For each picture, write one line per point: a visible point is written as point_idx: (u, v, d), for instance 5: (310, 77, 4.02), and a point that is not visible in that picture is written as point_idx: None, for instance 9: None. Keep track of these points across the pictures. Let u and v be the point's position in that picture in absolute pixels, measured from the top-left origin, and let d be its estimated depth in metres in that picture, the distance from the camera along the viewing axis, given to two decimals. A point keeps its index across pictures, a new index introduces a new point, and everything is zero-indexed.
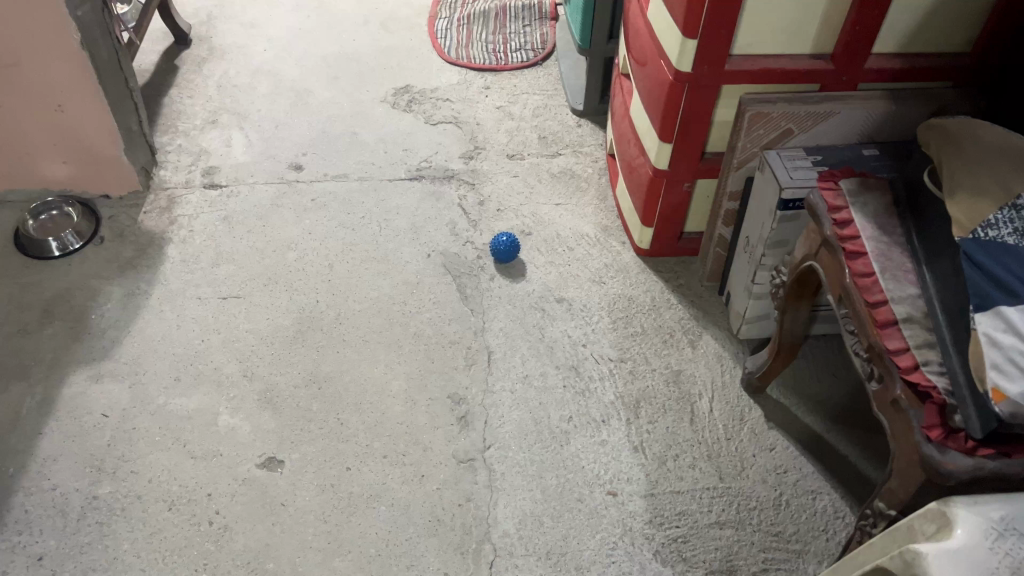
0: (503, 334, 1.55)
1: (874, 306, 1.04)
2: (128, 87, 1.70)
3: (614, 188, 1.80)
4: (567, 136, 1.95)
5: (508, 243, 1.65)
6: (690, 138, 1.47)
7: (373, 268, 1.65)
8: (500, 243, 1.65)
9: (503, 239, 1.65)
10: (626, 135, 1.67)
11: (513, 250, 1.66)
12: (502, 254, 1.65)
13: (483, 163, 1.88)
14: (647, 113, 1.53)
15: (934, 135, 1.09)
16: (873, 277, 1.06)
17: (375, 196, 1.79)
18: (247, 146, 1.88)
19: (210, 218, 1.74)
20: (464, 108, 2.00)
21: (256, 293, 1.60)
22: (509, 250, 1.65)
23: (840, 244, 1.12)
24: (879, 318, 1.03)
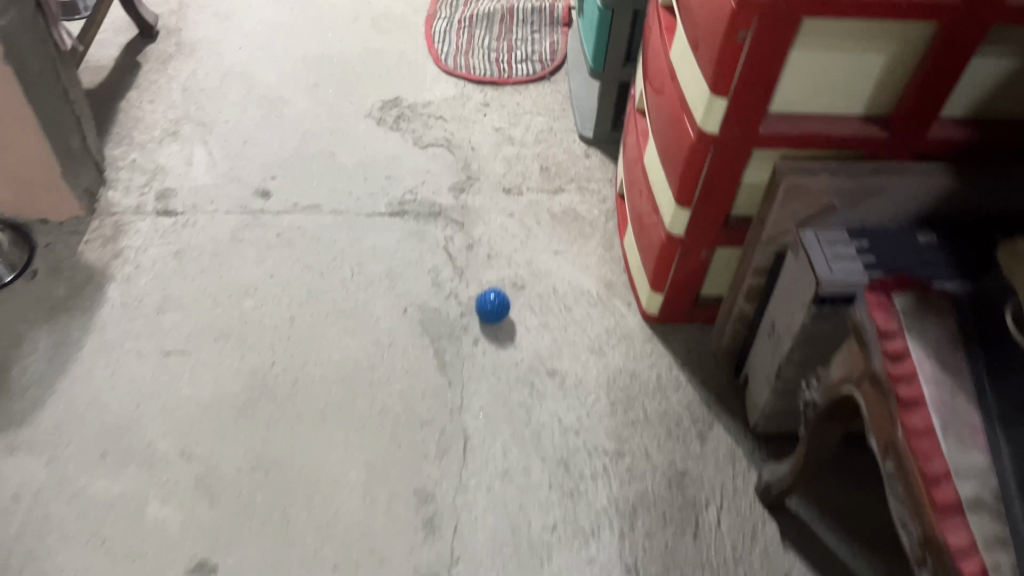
0: (483, 414, 1.34)
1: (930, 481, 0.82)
2: (70, 101, 1.48)
3: (623, 237, 1.58)
4: (573, 168, 1.72)
5: (496, 299, 1.45)
6: (712, 205, 1.25)
7: (340, 323, 1.45)
8: (487, 300, 1.45)
9: (491, 295, 1.46)
10: (638, 183, 1.44)
11: (501, 311, 1.45)
12: (488, 313, 1.44)
13: (474, 197, 1.66)
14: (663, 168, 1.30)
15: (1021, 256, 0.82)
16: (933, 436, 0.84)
17: (350, 233, 1.58)
18: (210, 165, 1.66)
19: (161, 253, 1.53)
20: (459, 128, 1.77)
21: (205, 350, 1.40)
22: (497, 309, 1.45)
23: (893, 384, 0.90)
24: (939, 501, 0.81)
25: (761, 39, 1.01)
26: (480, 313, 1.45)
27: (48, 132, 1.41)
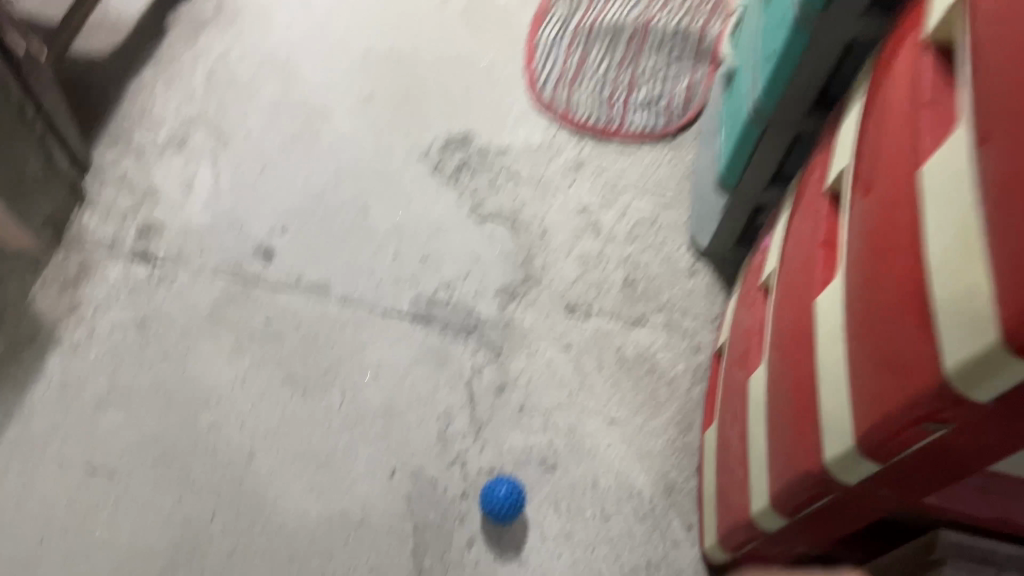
0: None
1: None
2: (19, 114, 1.14)
3: (704, 425, 1.16)
4: (667, 291, 1.28)
5: (510, 496, 1.09)
6: (822, 527, 0.82)
7: (309, 476, 1.13)
8: (496, 492, 1.09)
9: (503, 487, 1.10)
10: (734, 397, 1.01)
11: (511, 514, 1.09)
12: (494, 513, 1.09)
13: (525, 311, 1.25)
14: (767, 430, 0.88)
15: None
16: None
17: (355, 335, 1.23)
18: (212, 197, 1.32)
19: (123, 317, 1.23)
20: (532, 198, 1.34)
21: (139, 478, 1.12)
22: (506, 511, 1.09)
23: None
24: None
25: (966, 430, 0.56)
26: (484, 506, 1.10)
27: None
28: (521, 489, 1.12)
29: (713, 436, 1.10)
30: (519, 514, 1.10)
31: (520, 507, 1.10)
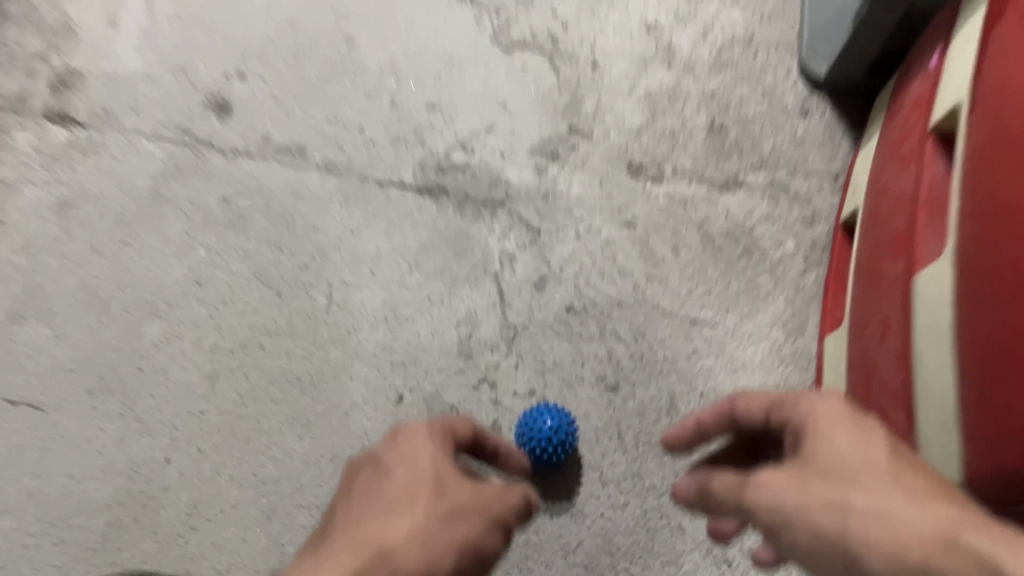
0: None
1: (820, 467, 0.52)
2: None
3: (823, 332, 0.84)
4: (769, 140, 0.92)
5: (555, 431, 0.79)
6: None
7: (290, 404, 0.86)
8: (534, 426, 0.80)
9: (546, 420, 0.79)
10: (880, 305, 0.69)
11: (556, 456, 0.80)
12: (534, 454, 0.80)
13: (572, 174, 0.92)
14: (956, 359, 0.56)
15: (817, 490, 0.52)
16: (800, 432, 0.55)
17: (343, 215, 0.91)
18: (147, 31, 0.98)
19: (39, 199, 0.92)
20: (578, 14, 0.98)
21: (73, 413, 0.85)
22: (549, 452, 0.79)
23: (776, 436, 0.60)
24: (835, 487, 0.50)
25: None
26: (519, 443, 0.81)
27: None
28: (571, 420, 0.82)
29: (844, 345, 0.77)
30: (568, 454, 0.81)
31: (570, 446, 0.81)
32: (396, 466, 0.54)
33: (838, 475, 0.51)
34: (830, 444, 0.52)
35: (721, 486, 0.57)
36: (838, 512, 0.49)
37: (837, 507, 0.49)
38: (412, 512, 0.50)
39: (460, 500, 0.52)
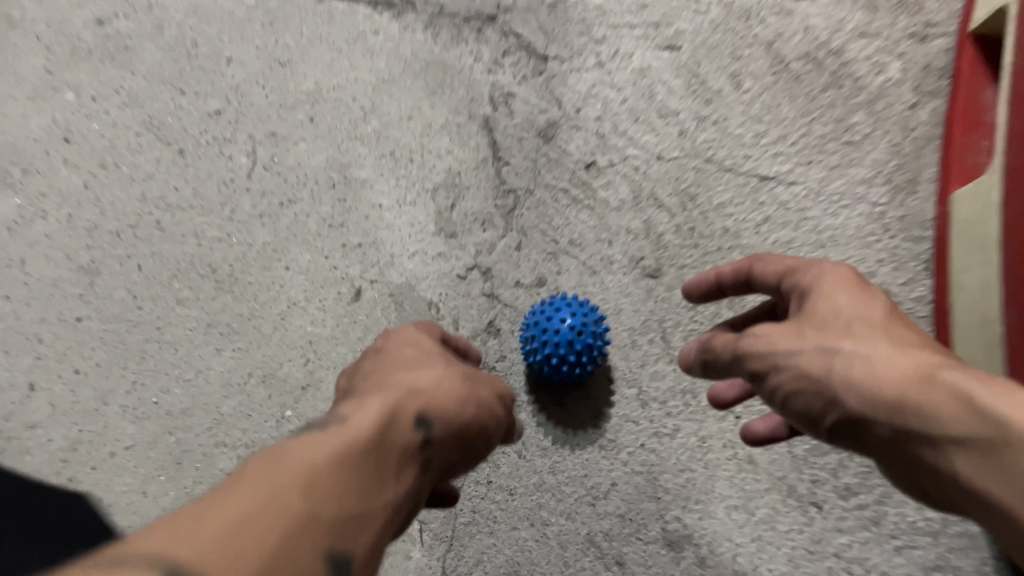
0: None
1: (805, 315, 0.39)
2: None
3: (944, 186, 0.60)
4: None
5: (575, 335, 0.55)
6: None
7: (202, 306, 0.61)
8: (546, 323, 0.56)
9: (557, 317, 0.56)
10: None
11: (574, 368, 0.56)
12: (542, 361, 0.56)
13: None
14: None
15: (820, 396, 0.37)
16: (796, 280, 0.42)
17: (268, 41, 0.65)
18: None
19: None
20: None
21: None
22: (563, 363, 0.56)
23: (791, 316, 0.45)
24: (815, 326, 0.38)
25: None
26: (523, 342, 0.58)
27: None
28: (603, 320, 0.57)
29: (995, 198, 0.52)
30: (591, 368, 0.57)
31: (597, 357, 0.57)
32: (398, 345, 0.41)
33: (823, 315, 0.38)
34: (821, 285, 0.40)
35: (712, 343, 0.43)
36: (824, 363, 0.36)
37: (820, 352, 0.37)
38: (447, 368, 0.38)
39: (469, 368, 0.40)
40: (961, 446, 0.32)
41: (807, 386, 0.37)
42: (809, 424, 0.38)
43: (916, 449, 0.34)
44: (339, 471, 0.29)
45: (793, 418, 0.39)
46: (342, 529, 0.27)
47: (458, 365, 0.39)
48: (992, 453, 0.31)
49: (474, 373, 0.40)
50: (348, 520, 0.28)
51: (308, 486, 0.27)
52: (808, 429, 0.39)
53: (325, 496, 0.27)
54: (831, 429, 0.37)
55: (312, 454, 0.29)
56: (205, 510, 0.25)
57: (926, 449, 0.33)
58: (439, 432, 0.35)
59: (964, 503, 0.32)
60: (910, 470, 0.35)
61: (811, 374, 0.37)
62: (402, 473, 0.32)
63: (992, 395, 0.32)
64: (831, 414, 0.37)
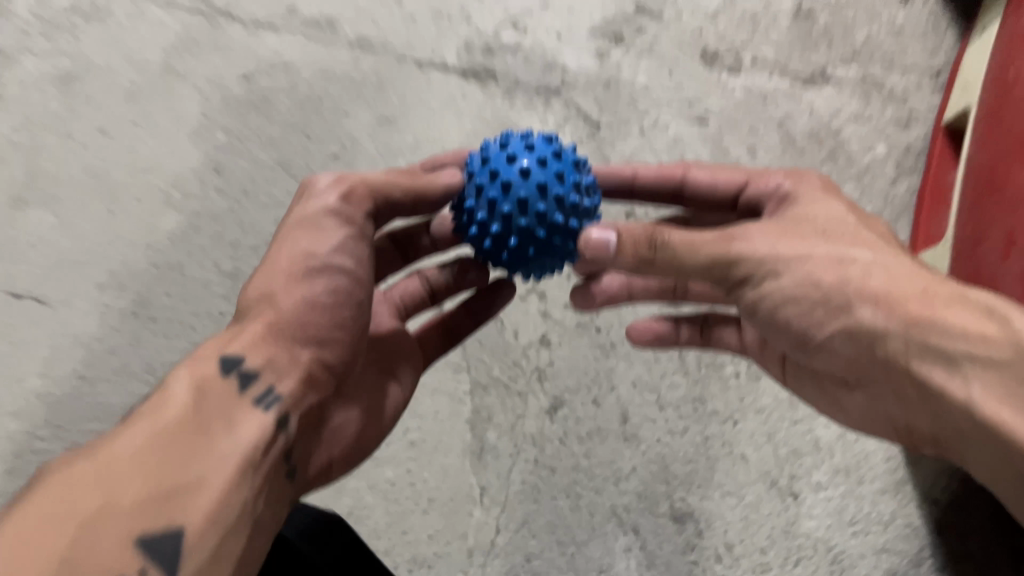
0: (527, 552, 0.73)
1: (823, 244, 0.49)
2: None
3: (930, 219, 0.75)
4: (863, 28, 0.82)
5: (553, 149, 0.53)
6: None
7: None
8: (503, 143, 0.53)
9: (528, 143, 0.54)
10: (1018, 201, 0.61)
11: (544, 188, 0.51)
12: (498, 187, 0.51)
13: (637, 61, 0.81)
14: None
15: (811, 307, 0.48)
16: (752, 186, 0.60)
17: (378, 100, 0.81)
18: None
19: (43, 73, 0.84)
20: None
21: (79, 309, 0.79)
22: (531, 169, 0.51)
23: (729, 208, 0.63)
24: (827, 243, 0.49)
25: None
26: (473, 187, 0.52)
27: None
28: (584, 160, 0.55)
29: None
30: (568, 204, 0.51)
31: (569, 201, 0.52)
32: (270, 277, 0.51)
33: (835, 235, 0.50)
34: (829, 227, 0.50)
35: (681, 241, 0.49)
36: (843, 282, 0.46)
37: (841, 279, 0.46)
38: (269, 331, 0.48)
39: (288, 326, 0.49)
40: (974, 368, 0.41)
41: (814, 292, 0.47)
42: (816, 325, 0.48)
43: (912, 357, 0.44)
44: (152, 472, 0.37)
45: (789, 321, 0.50)
46: (167, 503, 0.37)
47: (278, 339, 0.48)
48: (1002, 371, 0.40)
49: (314, 219, 0.52)
50: (171, 496, 0.37)
51: (115, 496, 0.36)
52: (810, 329, 0.49)
53: (152, 453, 0.38)
54: (833, 330, 0.47)
55: (127, 453, 0.37)
56: (40, 508, 0.34)
57: (941, 368, 0.42)
58: (246, 404, 0.44)
59: (966, 418, 0.42)
60: (897, 373, 0.45)
61: (821, 284, 0.47)
62: (238, 430, 0.43)
63: (989, 324, 0.42)
64: (838, 318, 0.47)
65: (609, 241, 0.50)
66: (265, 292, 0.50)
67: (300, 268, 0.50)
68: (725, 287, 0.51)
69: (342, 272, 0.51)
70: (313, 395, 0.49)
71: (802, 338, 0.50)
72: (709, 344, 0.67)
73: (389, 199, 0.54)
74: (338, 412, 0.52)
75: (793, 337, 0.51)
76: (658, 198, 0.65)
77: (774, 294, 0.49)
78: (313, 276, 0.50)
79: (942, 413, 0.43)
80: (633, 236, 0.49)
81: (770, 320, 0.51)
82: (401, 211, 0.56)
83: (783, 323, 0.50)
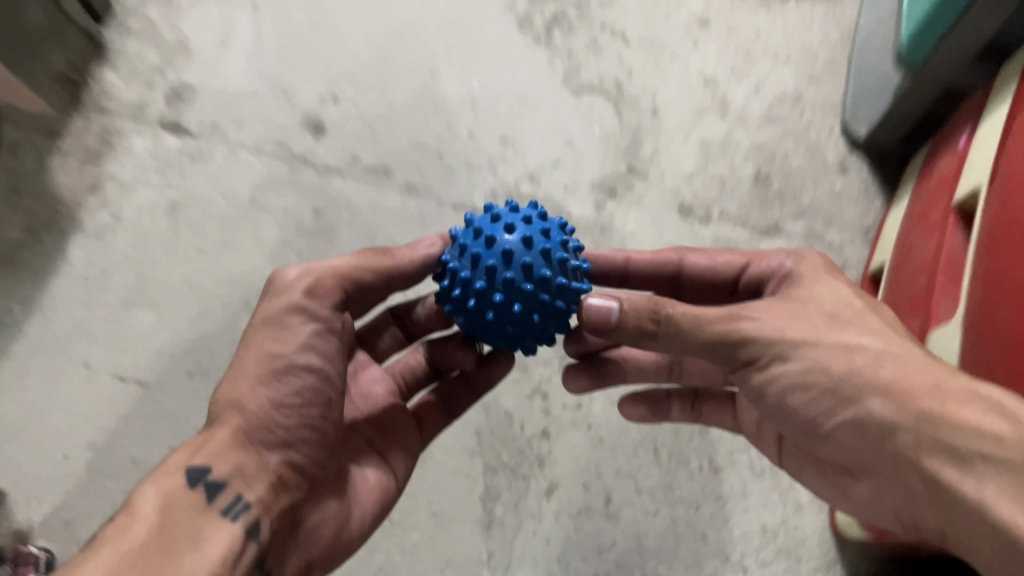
0: None
1: (832, 331, 0.57)
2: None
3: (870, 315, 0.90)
4: (809, 191, 1.03)
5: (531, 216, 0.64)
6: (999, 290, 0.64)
7: None
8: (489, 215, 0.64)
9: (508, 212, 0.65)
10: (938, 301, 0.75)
11: (527, 243, 0.61)
12: (477, 245, 0.62)
13: (628, 212, 1.01)
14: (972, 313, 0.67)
15: (820, 391, 0.57)
16: (751, 266, 0.72)
17: (419, 233, 1.02)
18: (253, 52, 1.11)
19: (153, 199, 1.05)
20: (644, 64, 1.08)
21: (172, 393, 0.98)
22: (512, 229, 0.61)
23: (728, 287, 0.76)
24: (837, 329, 0.57)
25: None
26: (463, 255, 0.63)
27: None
28: (558, 224, 0.66)
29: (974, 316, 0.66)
30: (548, 252, 0.61)
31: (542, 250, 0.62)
32: (234, 391, 0.62)
33: (841, 318, 0.58)
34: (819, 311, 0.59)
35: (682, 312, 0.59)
36: (855, 376, 0.55)
37: (852, 372, 0.55)
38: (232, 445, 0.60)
39: (249, 435, 0.61)
40: (989, 479, 0.48)
41: (827, 379, 0.56)
42: (827, 410, 0.57)
43: (922, 456, 0.52)
44: None
45: (800, 406, 0.58)
46: None
47: (243, 452, 0.60)
48: (1004, 477, 0.48)
49: (281, 321, 0.64)
50: None
51: None
52: (821, 414, 0.58)
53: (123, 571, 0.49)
54: (846, 417, 0.56)
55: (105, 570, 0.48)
56: None
57: (952, 470, 0.50)
58: (209, 513, 0.56)
59: (975, 515, 0.49)
60: (904, 464, 0.53)
61: (834, 373, 0.56)
62: (213, 533, 0.55)
63: (993, 429, 0.49)
64: (850, 405, 0.55)
65: (614, 309, 0.62)
66: (233, 400, 0.62)
67: (273, 372, 0.62)
68: (737, 365, 0.60)
69: (309, 370, 0.63)
70: (285, 497, 0.60)
71: (811, 419, 0.59)
72: (699, 418, 0.85)
73: (360, 282, 0.68)
74: (322, 496, 0.65)
75: (804, 421, 0.60)
76: (656, 282, 0.79)
77: (788, 377, 0.58)
78: (282, 377, 0.62)
79: (952, 507, 0.51)
80: (634, 310, 0.61)
81: (782, 401, 0.60)
82: (361, 287, 0.68)
83: (792, 405, 0.59)
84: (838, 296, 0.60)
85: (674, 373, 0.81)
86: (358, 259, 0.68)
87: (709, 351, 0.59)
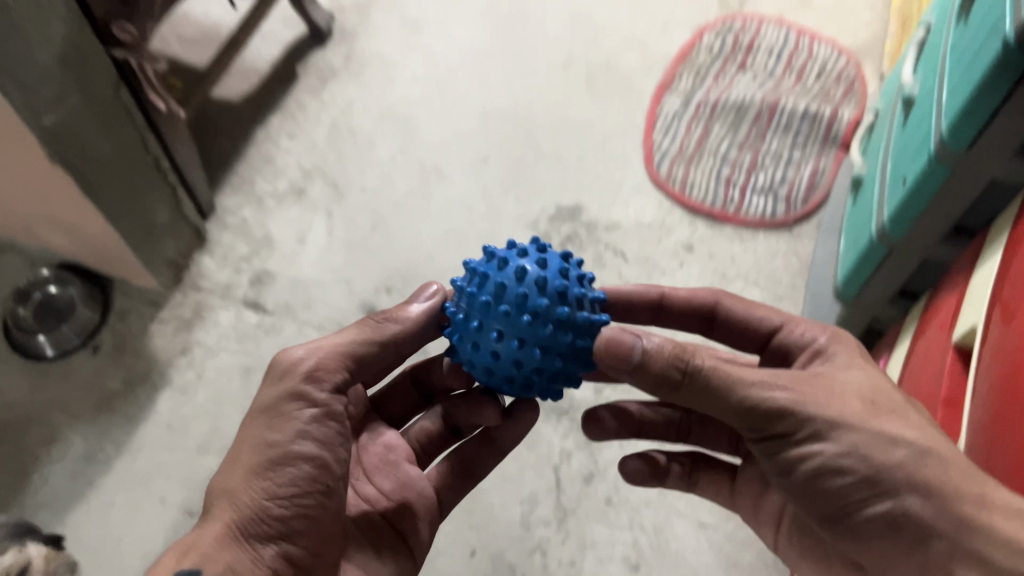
0: None
1: (858, 419, 0.63)
2: (119, 99, 1.08)
3: None
4: None
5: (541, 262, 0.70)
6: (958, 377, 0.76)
7: None
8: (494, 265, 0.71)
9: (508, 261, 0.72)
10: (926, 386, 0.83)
11: (519, 276, 0.68)
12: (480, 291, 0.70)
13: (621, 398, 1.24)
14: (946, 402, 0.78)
15: (857, 480, 0.62)
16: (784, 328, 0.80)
17: None
18: (324, 248, 1.37)
19: (231, 362, 1.28)
20: (640, 278, 1.33)
21: None
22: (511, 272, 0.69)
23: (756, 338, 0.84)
24: (875, 416, 0.64)
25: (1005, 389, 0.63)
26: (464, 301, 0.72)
27: (65, 148, 1.00)
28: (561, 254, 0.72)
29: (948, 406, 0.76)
30: (539, 281, 0.68)
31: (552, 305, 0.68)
32: (234, 479, 0.68)
33: (879, 406, 0.65)
34: (845, 399, 0.65)
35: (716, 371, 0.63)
36: (894, 470, 0.61)
37: (890, 466, 0.61)
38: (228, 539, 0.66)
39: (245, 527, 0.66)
40: None
41: (865, 467, 0.62)
42: (859, 499, 0.63)
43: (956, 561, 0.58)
44: None
45: (833, 489, 0.64)
46: None
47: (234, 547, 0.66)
48: None
49: (278, 409, 0.70)
50: None
51: None
52: (852, 501, 0.63)
53: None
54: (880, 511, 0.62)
55: None
56: None
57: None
58: None
59: None
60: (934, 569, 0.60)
61: (874, 462, 0.62)
62: None
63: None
64: (887, 498, 0.62)
65: (637, 346, 0.64)
66: (227, 490, 0.68)
67: (269, 462, 0.68)
68: (776, 439, 0.64)
69: (304, 459, 0.69)
70: None
71: (839, 503, 0.64)
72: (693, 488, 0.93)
73: (360, 356, 0.75)
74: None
75: (832, 505, 0.65)
76: (690, 317, 0.89)
77: (821, 458, 0.63)
78: (277, 468, 0.68)
79: None
80: (662, 353, 0.63)
81: (812, 483, 0.65)
82: (367, 357, 0.76)
83: (821, 487, 0.64)
84: (857, 385, 0.67)
85: (683, 430, 0.94)
86: (358, 333, 0.76)
87: (742, 415, 0.64)
